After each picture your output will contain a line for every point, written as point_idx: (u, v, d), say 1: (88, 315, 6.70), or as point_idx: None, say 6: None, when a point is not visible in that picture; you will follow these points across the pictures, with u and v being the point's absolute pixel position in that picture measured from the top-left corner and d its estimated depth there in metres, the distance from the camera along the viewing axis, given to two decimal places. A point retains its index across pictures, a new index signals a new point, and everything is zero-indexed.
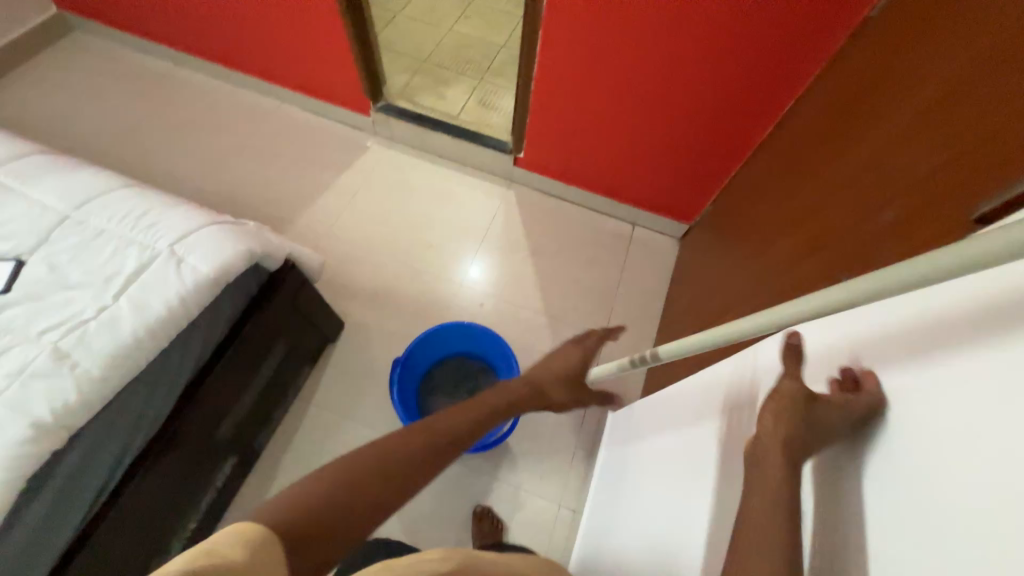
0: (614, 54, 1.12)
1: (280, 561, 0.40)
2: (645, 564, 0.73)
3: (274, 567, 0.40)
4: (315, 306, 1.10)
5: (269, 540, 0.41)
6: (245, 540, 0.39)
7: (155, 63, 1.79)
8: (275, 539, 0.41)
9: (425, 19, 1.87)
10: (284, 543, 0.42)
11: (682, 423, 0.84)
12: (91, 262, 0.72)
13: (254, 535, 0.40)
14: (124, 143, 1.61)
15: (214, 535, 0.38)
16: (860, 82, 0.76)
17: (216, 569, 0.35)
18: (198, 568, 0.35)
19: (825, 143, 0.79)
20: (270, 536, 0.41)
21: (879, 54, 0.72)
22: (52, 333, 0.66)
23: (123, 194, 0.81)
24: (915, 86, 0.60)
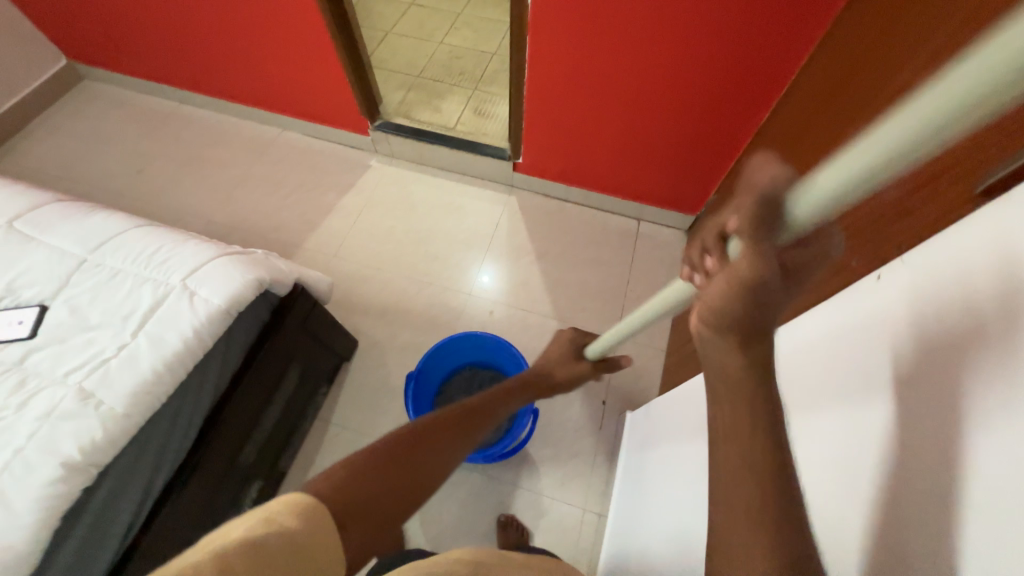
0: (603, 52, 1.12)
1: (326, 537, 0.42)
2: (672, 566, 0.71)
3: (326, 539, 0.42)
4: (328, 327, 1.11)
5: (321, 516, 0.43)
6: (300, 513, 0.42)
7: (161, 103, 1.86)
8: (322, 514, 0.43)
9: (416, 35, 1.89)
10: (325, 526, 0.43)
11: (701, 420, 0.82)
12: (109, 302, 0.75)
13: (309, 511, 0.43)
14: (137, 183, 1.67)
15: (272, 506, 0.41)
16: (863, 53, 0.73)
17: (273, 543, 0.39)
18: (255, 543, 0.38)
19: (834, 118, 0.77)
20: (316, 510, 0.43)
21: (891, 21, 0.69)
22: (76, 374, 0.68)
23: (136, 234, 0.84)
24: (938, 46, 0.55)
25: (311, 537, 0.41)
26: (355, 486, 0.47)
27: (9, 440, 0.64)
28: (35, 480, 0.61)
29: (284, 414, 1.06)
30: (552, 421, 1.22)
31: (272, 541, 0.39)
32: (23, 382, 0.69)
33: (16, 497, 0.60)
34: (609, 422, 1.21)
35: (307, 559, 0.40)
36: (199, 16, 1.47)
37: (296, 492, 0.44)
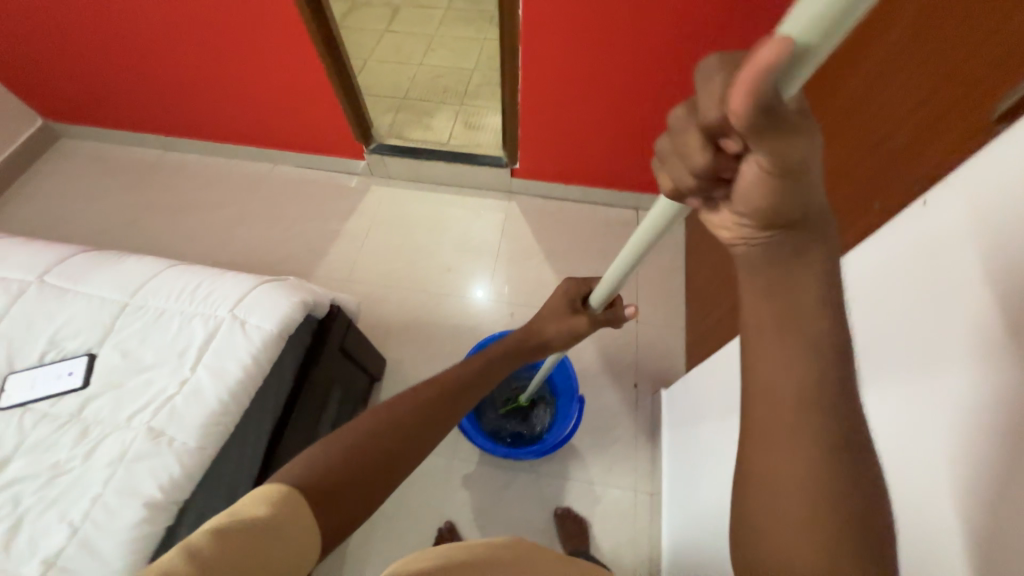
0: (592, 54, 1.18)
1: (305, 519, 0.44)
2: None
3: (304, 520, 0.44)
4: (362, 347, 1.11)
5: (294, 498, 0.45)
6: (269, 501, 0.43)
7: (145, 152, 1.84)
8: (294, 499, 0.45)
9: (395, 59, 1.94)
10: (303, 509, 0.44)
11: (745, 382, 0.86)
12: (160, 341, 0.75)
13: (282, 495, 0.45)
14: (132, 235, 1.65)
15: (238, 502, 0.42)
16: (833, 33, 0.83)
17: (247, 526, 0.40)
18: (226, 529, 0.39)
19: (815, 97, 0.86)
20: (287, 495, 0.45)
21: None
22: (142, 415, 0.68)
23: (173, 272, 0.84)
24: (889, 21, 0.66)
25: (284, 519, 0.43)
26: (326, 472, 0.48)
27: (86, 488, 0.63)
28: (121, 523, 0.61)
29: None
30: (590, 411, 1.24)
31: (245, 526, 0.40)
32: (86, 430, 0.68)
33: (102, 544, 0.60)
34: (644, 404, 1.25)
35: (278, 537, 0.41)
36: (185, 61, 1.48)
37: (267, 485, 0.46)
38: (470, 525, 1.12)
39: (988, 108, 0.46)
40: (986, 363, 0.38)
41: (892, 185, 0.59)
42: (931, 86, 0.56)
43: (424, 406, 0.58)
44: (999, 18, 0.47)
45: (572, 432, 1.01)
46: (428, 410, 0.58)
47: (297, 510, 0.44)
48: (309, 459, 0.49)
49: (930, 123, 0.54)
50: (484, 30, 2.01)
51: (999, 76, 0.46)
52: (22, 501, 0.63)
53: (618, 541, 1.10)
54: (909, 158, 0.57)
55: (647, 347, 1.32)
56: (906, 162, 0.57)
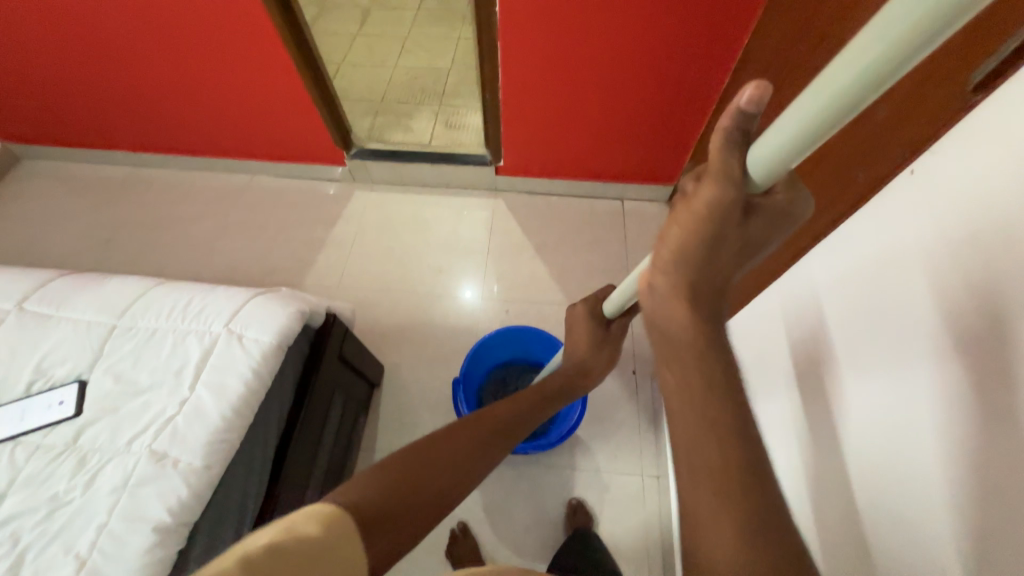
0: (571, 46, 1.19)
1: (354, 542, 0.42)
2: None
3: (352, 544, 0.42)
4: (360, 354, 1.10)
5: (343, 522, 0.43)
6: (322, 522, 0.41)
7: (115, 170, 1.78)
8: (344, 521, 0.43)
9: (369, 62, 1.92)
10: (351, 529, 0.43)
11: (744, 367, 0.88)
12: (154, 362, 0.73)
13: (334, 517, 0.42)
14: (108, 256, 1.59)
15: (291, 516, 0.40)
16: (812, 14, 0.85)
17: (302, 547, 0.37)
18: (281, 548, 0.36)
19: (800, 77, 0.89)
20: (337, 517, 0.43)
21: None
22: (143, 439, 0.66)
23: (161, 290, 0.81)
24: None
25: (335, 544, 0.40)
26: (386, 495, 0.48)
27: (90, 518, 0.61)
28: (130, 550, 0.59)
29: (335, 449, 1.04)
30: (591, 401, 1.26)
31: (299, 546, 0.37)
32: (84, 459, 0.66)
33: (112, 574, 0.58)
34: (644, 389, 1.27)
35: (329, 564, 0.39)
36: (152, 73, 1.43)
37: (322, 505, 0.44)
38: (481, 523, 1.12)
39: (966, 80, 0.48)
40: None
41: (884, 160, 0.60)
42: (913, 60, 0.56)
43: (472, 445, 0.59)
44: None
45: (578, 422, 1.01)
46: (469, 446, 0.59)
47: (345, 539, 0.41)
48: (369, 480, 0.49)
49: (908, 99, 0.56)
50: (457, 29, 2.00)
51: (974, 50, 0.48)
52: (21, 538, 0.60)
53: (629, 526, 1.11)
54: (899, 132, 0.58)
55: (643, 334, 1.34)
56: (889, 137, 0.59)
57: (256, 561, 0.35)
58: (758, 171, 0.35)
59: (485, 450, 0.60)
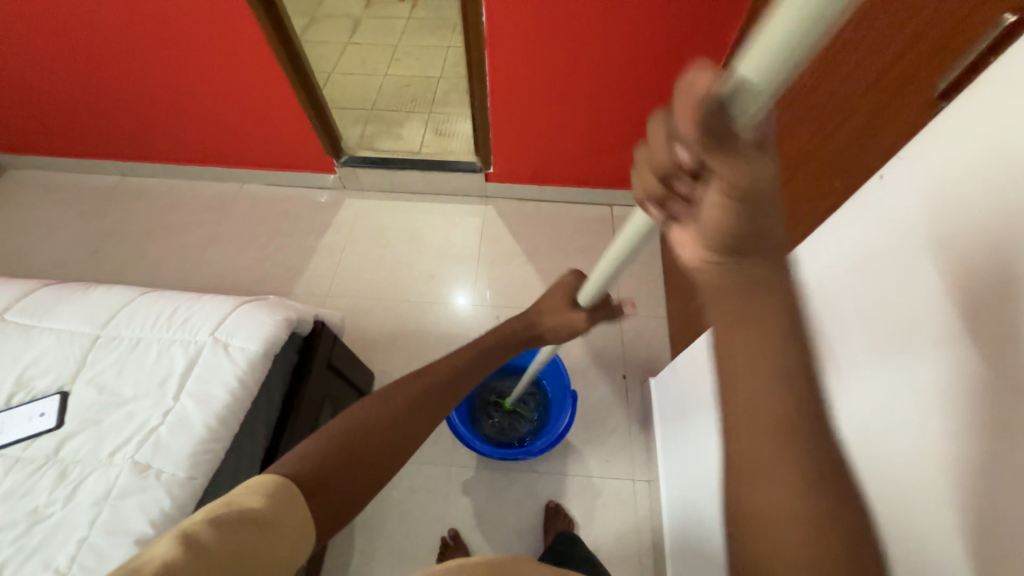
0: (558, 56, 1.21)
1: (300, 507, 0.44)
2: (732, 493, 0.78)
3: (295, 509, 0.44)
4: (349, 361, 1.10)
5: (286, 489, 0.44)
6: (261, 492, 0.43)
7: (103, 179, 1.77)
8: (290, 486, 0.45)
9: (360, 71, 1.93)
10: (300, 492, 0.45)
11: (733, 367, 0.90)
12: (138, 372, 0.72)
13: (276, 484, 0.44)
14: (95, 266, 1.58)
15: (236, 490, 0.43)
16: None
17: (235, 517, 0.40)
18: (213, 519, 0.39)
19: None
20: (283, 484, 0.45)
21: None
22: (125, 450, 0.66)
23: (146, 300, 0.81)
24: None
25: (275, 511, 0.42)
26: (323, 464, 0.48)
27: (70, 532, 0.60)
28: (111, 564, 0.58)
29: None
30: (582, 406, 1.26)
31: (232, 516, 0.40)
32: (64, 472, 0.65)
33: None
34: (634, 394, 1.27)
35: (266, 529, 0.41)
36: (140, 82, 1.43)
37: (267, 473, 0.46)
38: (473, 531, 1.11)
39: (931, 91, 0.50)
40: (951, 320, 0.41)
41: (858, 164, 0.62)
42: (882, 70, 0.59)
43: (411, 400, 0.58)
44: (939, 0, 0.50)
45: (567, 427, 1.02)
46: (405, 407, 0.57)
47: (288, 504, 0.44)
48: (299, 449, 0.49)
49: (881, 108, 0.58)
50: (447, 38, 2.02)
51: (938, 62, 0.50)
52: None
53: (622, 531, 1.11)
54: (872, 137, 0.59)
55: (633, 338, 1.34)
56: (863, 144, 0.61)
57: (189, 531, 0.39)
58: (768, 109, 0.27)
59: (425, 401, 0.59)
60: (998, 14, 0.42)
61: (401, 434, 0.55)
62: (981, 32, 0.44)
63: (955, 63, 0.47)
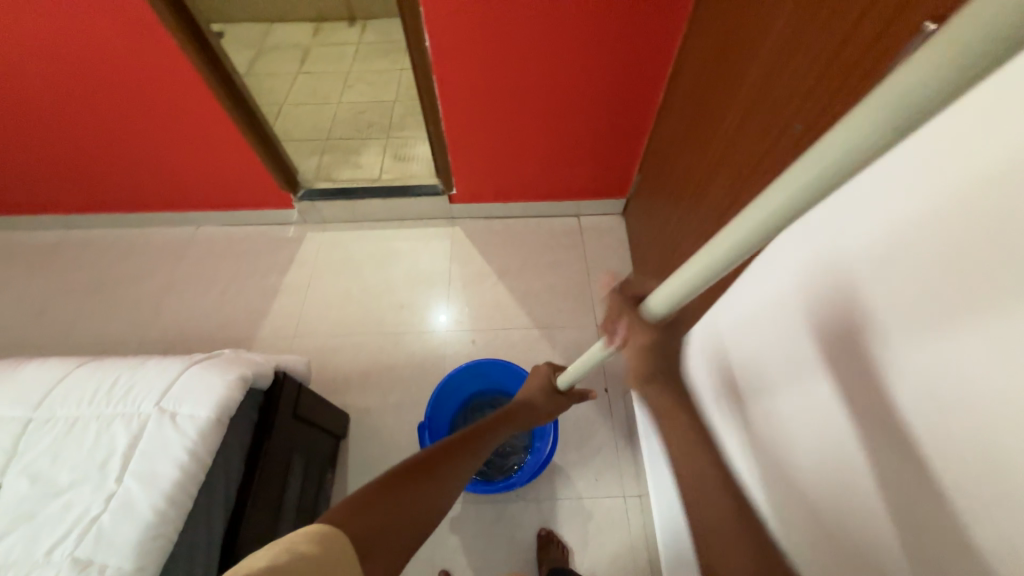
0: (507, 75, 1.20)
1: (350, 559, 0.43)
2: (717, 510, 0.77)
3: (345, 558, 0.43)
4: (319, 407, 1.04)
5: (336, 538, 0.44)
6: (316, 540, 0.43)
7: (46, 234, 1.67)
8: (342, 539, 0.44)
9: (312, 100, 1.89)
10: (349, 546, 0.44)
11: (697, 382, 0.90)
12: (76, 455, 0.67)
13: (325, 535, 0.44)
14: (41, 328, 1.48)
15: (292, 535, 0.42)
16: (720, 38, 0.87)
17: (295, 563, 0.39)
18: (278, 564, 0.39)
19: (711, 98, 0.92)
20: (335, 535, 0.44)
21: (729, 16, 0.83)
22: (64, 546, 0.60)
23: (83, 372, 0.75)
24: (769, 22, 0.70)
25: (331, 558, 0.42)
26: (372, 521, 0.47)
27: None
28: None
29: (297, 515, 0.98)
30: (567, 427, 1.23)
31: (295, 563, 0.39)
32: None
33: None
34: (617, 408, 1.25)
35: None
36: (75, 132, 1.36)
37: (316, 523, 0.45)
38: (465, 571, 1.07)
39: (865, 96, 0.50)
40: None
41: None
42: (818, 76, 0.59)
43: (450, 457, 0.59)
44: (866, 6, 0.50)
45: (553, 450, 0.99)
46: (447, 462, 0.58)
47: (340, 554, 0.43)
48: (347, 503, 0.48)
49: (821, 114, 0.58)
50: (399, 61, 2.00)
51: (868, 68, 0.50)
52: None
53: (617, 553, 1.08)
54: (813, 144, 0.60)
55: None
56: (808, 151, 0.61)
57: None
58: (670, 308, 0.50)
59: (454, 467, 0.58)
60: (919, 20, 0.43)
61: (434, 496, 0.53)
62: (908, 37, 0.44)
63: (884, 70, 0.47)
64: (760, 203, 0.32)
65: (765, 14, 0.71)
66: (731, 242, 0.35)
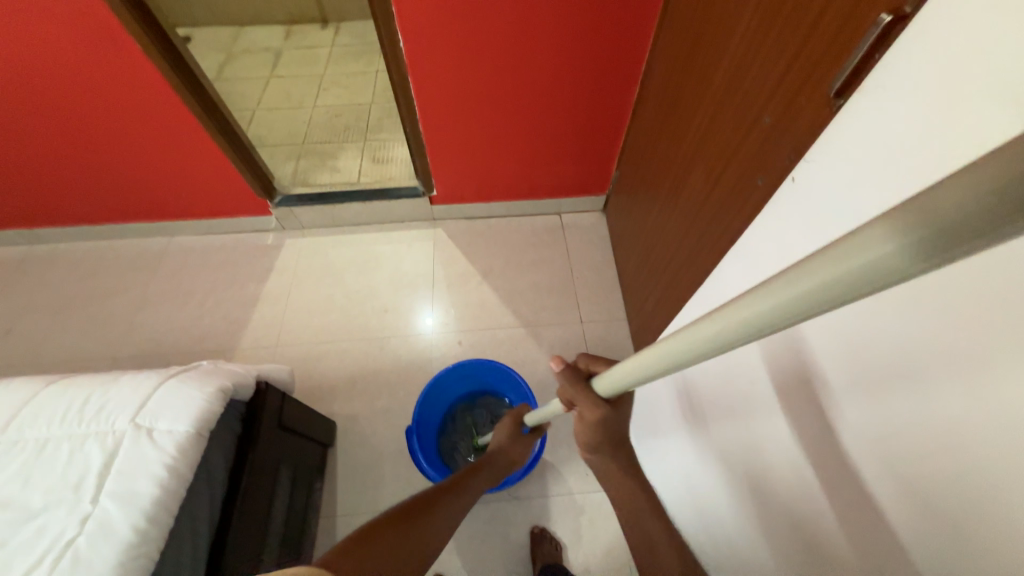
0: (482, 75, 1.19)
1: None
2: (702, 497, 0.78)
3: None
4: (304, 416, 1.03)
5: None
6: None
7: (9, 250, 1.60)
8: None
9: (286, 104, 1.86)
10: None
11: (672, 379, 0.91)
12: (49, 477, 0.64)
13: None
14: (7, 348, 1.42)
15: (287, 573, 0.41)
16: (690, 33, 0.89)
17: None
18: None
19: (683, 93, 0.93)
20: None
21: (697, 13, 0.85)
22: (38, 572, 0.58)
23: (53, 391, 0.72)
24: (735, 17, 0.71)
25: None
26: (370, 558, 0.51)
27: None
28: None
29: (285, 528, 0.96)
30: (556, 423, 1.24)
31: None
32: None
33: None
34: None
35: None
36: (36, 144, 1.31)
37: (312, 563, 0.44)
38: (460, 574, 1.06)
39: (827, 87, 0.52)
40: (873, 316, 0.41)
41: (774, 162, 0.63)
42: (784, 68, 0.60)
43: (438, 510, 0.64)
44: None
45: (542, 449, 0.99)
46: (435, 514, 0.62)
47: None
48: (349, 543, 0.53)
49: (788, 105, 0.60)
50: (374, 63, 1.98)
51: (830, 59, 0.52)
52: None
53: (610, 547, 1.09)
54: (782, 136, 0.61)
55: None
56: (777, 142, 0.62)
57: None
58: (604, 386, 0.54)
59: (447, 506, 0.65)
60: (875, 10, 0.44)
61: (421, 543, 0.58)
62: (864, 30, 0.46)
63: (845, 62, 0.49)
64: (738, 306, 0.30)
65: (732, 9, 0.72)
66: (705, 337, 0.33)
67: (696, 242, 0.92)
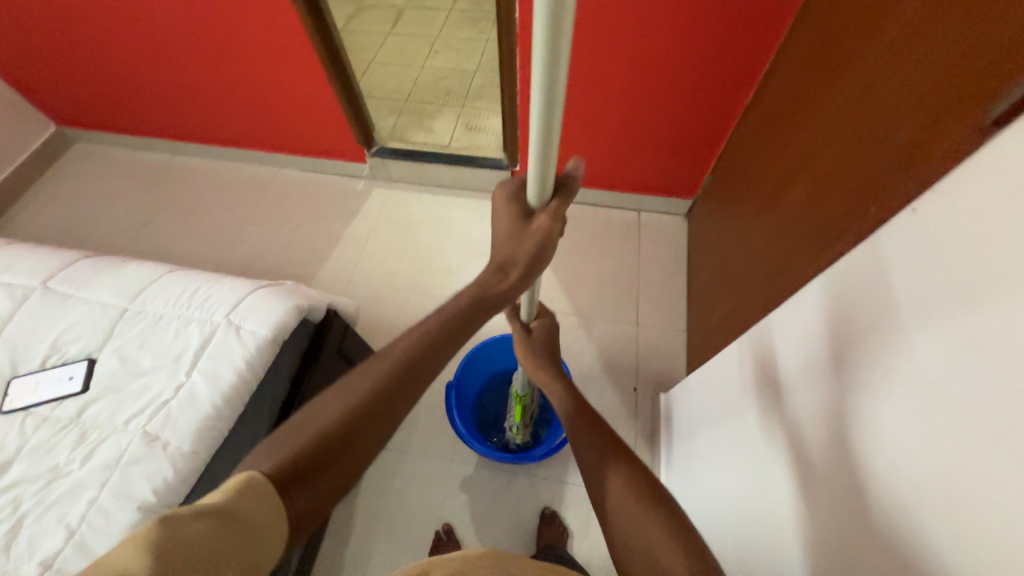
0: (589, 53, 1.17)
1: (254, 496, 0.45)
2: (726, 524, 0.75)
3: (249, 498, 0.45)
4: (361, 350, 1.11)
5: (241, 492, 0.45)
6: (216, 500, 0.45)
7: (155, 156, 1.88)
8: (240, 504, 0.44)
9: (398, 61, 1.95)
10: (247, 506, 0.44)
11: (726, 405, 0.84)
12: (158, 346, 0.77)
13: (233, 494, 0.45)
14: (141, 238, 1.68)
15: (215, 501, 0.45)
16: (829, 32, 0.80)
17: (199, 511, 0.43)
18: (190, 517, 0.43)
19: (806, 97, 0.85)
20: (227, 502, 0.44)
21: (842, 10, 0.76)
22: (138, 420, 0.70)
23: (172, 277, 0.85)
24: (887, 20, 0.63)
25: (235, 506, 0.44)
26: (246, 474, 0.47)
27: (83, 491, 0.64)
28: (114, 526, 0.62)
29: None
30: None
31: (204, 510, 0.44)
32: (84, 435, 0.70)
33: (96, 547, 0.61)
34: (643, 407, 1.25)
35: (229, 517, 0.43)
36: (186, 66, 1.50)
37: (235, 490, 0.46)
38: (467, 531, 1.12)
39: (982, 112, 0.44)
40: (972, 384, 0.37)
41: (896, 188, 0.55)
42: (933, 79, 0.53)
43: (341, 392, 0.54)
44: (1003, 10, 0.44)
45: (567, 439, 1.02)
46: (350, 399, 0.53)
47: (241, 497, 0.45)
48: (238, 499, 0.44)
49: (926, 126, 0.52)
50: (486, 31, 2.01)
51: (993, 75, 0.44)
52: (21, 504, 0.64)
53: None
54: (912, 160, 0.53)
55: (648, 350, 1.34)
56: (903, 166, 0.55)
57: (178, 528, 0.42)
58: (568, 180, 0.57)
59: (440, 341, 0.60)
60: None
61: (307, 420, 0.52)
62: None
63: (1008, 86, 0.42)
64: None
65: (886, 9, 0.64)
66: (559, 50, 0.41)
67: (781, 263, 0.85)
